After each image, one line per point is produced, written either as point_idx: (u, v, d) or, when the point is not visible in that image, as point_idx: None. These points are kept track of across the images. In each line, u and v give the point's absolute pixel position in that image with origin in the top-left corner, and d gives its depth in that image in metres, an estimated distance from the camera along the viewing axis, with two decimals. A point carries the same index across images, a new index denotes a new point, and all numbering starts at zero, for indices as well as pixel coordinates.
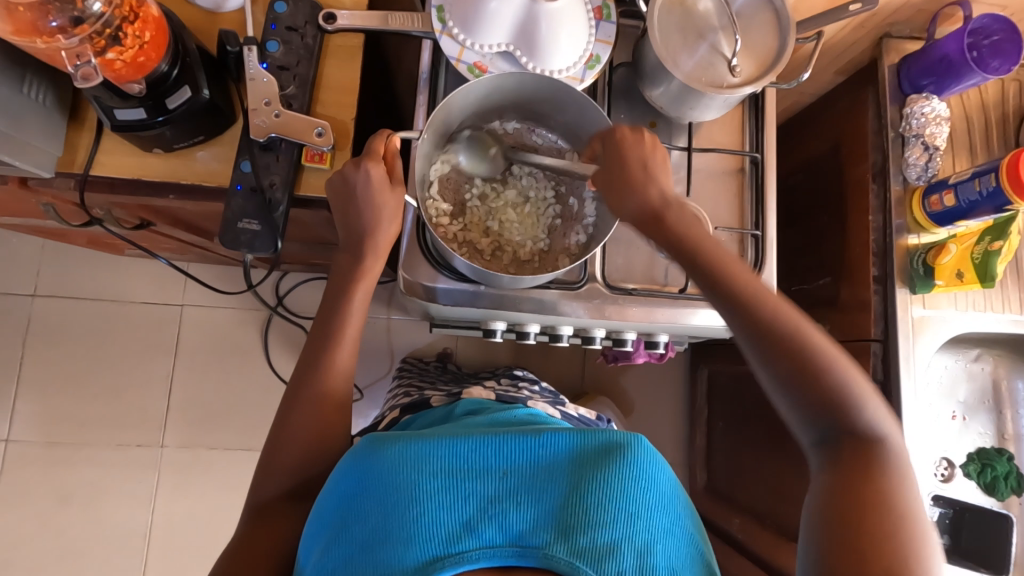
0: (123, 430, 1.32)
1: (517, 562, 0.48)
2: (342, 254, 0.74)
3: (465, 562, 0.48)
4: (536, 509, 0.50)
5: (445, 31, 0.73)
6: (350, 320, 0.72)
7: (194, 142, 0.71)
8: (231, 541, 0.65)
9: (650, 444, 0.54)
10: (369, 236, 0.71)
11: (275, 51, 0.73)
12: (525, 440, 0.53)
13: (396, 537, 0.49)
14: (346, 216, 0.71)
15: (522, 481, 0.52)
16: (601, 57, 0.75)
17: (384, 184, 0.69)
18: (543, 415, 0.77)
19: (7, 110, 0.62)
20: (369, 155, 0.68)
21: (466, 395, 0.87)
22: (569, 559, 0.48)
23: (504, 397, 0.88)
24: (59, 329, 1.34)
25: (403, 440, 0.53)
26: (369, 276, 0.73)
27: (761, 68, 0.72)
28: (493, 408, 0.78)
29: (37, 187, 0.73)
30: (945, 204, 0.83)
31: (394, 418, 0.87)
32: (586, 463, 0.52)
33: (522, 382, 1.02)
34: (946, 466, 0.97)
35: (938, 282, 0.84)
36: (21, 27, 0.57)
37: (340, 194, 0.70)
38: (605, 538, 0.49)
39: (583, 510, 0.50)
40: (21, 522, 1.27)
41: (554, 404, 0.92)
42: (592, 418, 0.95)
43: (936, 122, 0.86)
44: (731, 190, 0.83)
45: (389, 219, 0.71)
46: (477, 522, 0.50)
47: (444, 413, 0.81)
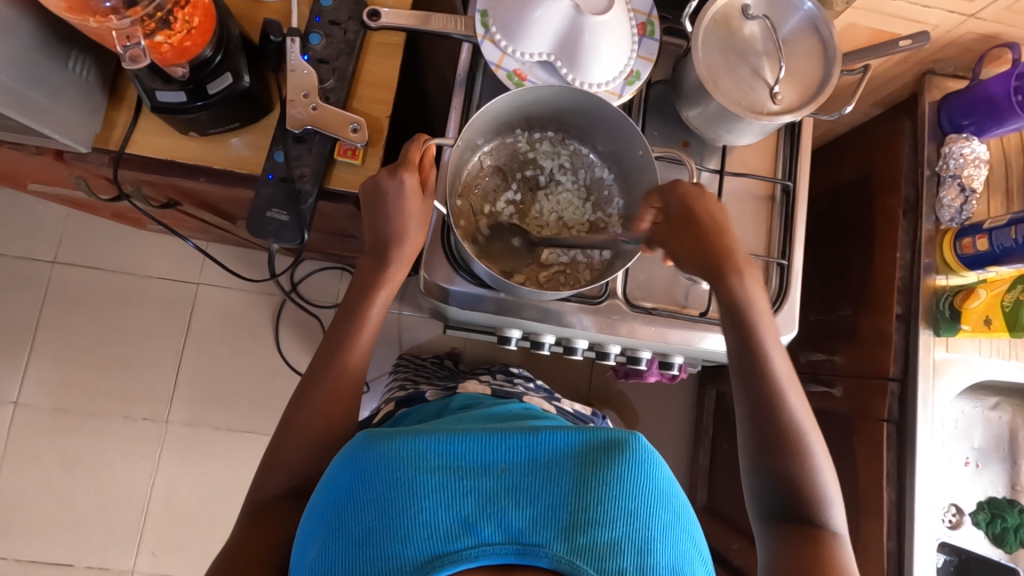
0: (130, 402, 1.33)
1: (516, 561, 0.47)
2: (365, 257, 0.75)
3: (465, 560, 0.47)
4: (535, 508, 0.49)
5: (487, 36, 0.72)
6: (369, 324, 0.73)
7: (230, 128, 0.71)
8: (227, 543, 0.64)
9: (648, 441, 0.54)
10: (395, 243, 0.72)
11: (317, 44, 0.73)
12: (523, 437, 0.53)
13: (393, 533, 0.48)
14: (376, 219, 0.71)
15: (521, 478, 0.51)
16: (642, 74, 0.75)
17: (415, 192, 0.69)
18: (537, 411, 0.78)
19: (52, 83, 0.63)
20: (404, 163, 0.69)
21: (460, 390, 0.87)
22: (569, 558, 0.47)
23: (498, 391, 0.88)
24: (77, 298, 1.35)
25: (400, 435, 0.53)
26: (391, 283, 0.74)
27: (803, 96, 0.71)
28: (485, 404, 0.80)
29: (72, 160, 0.74)
30: (977, 248, 0.81)
31: (389, 411, 0.88)
32: (585, 459, 0.52)
33: (516, 378, 1.02)
34: (954, 512, 0.95)
35: (964, 327, 0.83)
36: (74, 5, 0.59)
37: (370, 196, 0.70)
38: (605, 538, 0.48)
39: (582, 508, 0.49)
40: (24, 485, 1.29)
41: (548, 400, 0.92)
42: (587, 414, 0.95)
43: (975, 163, 0.84)
44: (760, 216, 0.82)
45: (415, 228, 0.72)
46: (475, 519, 0.49)
47: (439, 408, 0.82)
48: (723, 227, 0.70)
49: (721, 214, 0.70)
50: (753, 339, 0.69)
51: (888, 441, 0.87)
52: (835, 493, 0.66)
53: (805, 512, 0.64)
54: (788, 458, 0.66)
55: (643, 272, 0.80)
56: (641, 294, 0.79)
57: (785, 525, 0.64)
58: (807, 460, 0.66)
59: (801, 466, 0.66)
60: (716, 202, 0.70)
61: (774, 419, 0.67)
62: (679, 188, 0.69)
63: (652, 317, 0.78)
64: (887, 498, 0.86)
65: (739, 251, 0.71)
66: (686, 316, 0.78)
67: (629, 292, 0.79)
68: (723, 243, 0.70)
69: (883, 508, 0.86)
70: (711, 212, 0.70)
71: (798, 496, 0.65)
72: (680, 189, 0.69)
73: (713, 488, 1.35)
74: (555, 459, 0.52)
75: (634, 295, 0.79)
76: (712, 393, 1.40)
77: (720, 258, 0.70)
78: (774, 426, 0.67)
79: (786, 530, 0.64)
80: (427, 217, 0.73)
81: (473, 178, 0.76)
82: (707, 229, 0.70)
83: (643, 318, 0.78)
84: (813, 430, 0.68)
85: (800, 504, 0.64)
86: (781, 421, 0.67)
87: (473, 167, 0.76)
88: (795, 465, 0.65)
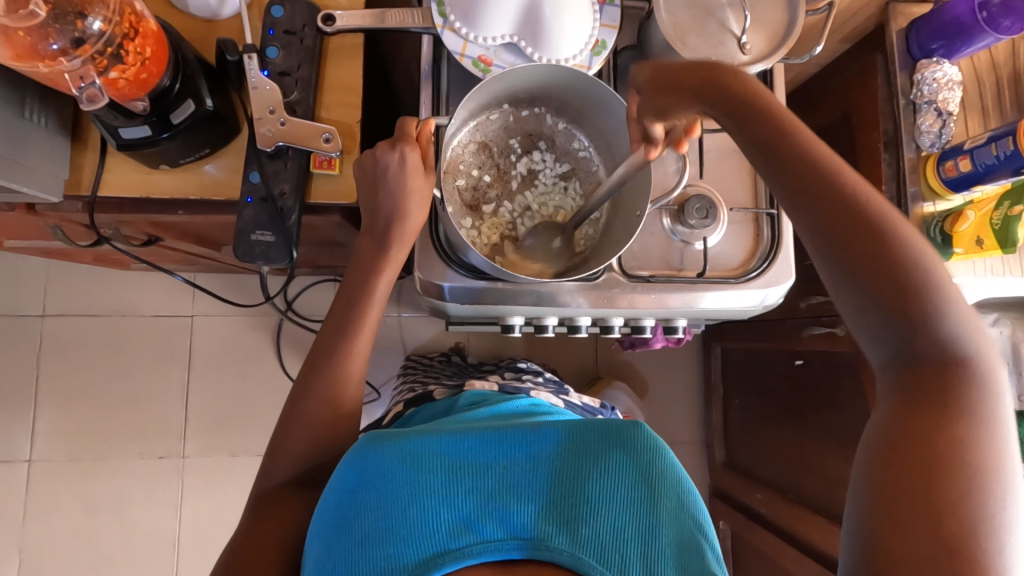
0: (144, 442, 1.33)
1: (519, 557, 0.48)
2: (364, 238, 0.72)
3: (466, 557, 0.47)
4: (537, 502, 0.50)
5: (447, 25, 0.71)
6: (369, 316, 0.71)
7: (201, 155, 0.70)
8: (233, 539, 0.63)
9: (651, 431, 0.55)
10: (395, 223, 0.69)
11: (275, 57, 0.71)
12: (526, 434, 0.54)
13: (395, 534, 0.48)
14: (373, 203, 0.69)
15: (522, 474, 0.52)
16: (608, 43, 0.74)
17: (417, 167, 0.68)
18: (545, 405, 0.77)
19: (11, 136, 0.61)
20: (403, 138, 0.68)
21: (470, 387, 0.87)
22: (572, 552, 0.48)
23: (507, 386, 0.87)
24: (72, 347, 1.34)
25: (403, 436, 0.54)
26: (393, 264, 0.71)
27: (772, 43, 0.70)
28: (495, 399, 0.78)
29: (45, 211, 0.73)
30: (961, 169, 0.82)
31: (399, 412, 0.87)
32: (587, 453, 0.53)
33: (525, 374, 1.01)
34: None
35: (957, 250, 0.84)
36: (21, 52, 0.56)
37: (367, 177, 0.68)
38: (609, 531, 0.49)
39: (582, 502, 0.50)
40: (52, 538, 1.28)
41: (557, 394, 0.91)
42: (597, 406, 0.94)
43: (948, 87, 0.85)
44: (744, 169, 0.82)
45: (419, 208, 0.69)
46: (478, 516, 0.49)
47: (447, 406, 0.81)
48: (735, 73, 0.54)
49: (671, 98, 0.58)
50: (798, 152, 0.49)
51: None
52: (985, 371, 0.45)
53: (931, 350, 0.45)
54: (886, 287, 0.46)
55: (636, 242, 0.80)
56: (637, 263, 0.79)
57: (910, 368, 0.46)
58: (912, 278, 0.45)
59: (909, 289, 0.45)
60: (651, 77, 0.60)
61: (837, 227, 0.47)
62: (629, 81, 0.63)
63: (652, 285, 0.78)
64: None
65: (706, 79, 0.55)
66: (684, 279, 0.78)
67: (624, 262, 0.79)
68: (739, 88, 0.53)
69: None
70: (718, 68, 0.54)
71: (909, 336, 0.46)
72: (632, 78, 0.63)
73: (731, 442, 1.37)
74: (556, 456, 0.53)
75: (630, 265, 0.79)
76: (717, 349, 1.41)
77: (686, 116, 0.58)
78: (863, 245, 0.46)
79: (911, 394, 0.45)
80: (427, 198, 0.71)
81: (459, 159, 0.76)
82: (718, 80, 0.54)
83: (642, 287, 0.77)
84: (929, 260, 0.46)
85: (922, 340, 0.46)
86: (870, 245, 0.46)
87: (457, 148, 0.75)
88: (910, 315, 0.45)
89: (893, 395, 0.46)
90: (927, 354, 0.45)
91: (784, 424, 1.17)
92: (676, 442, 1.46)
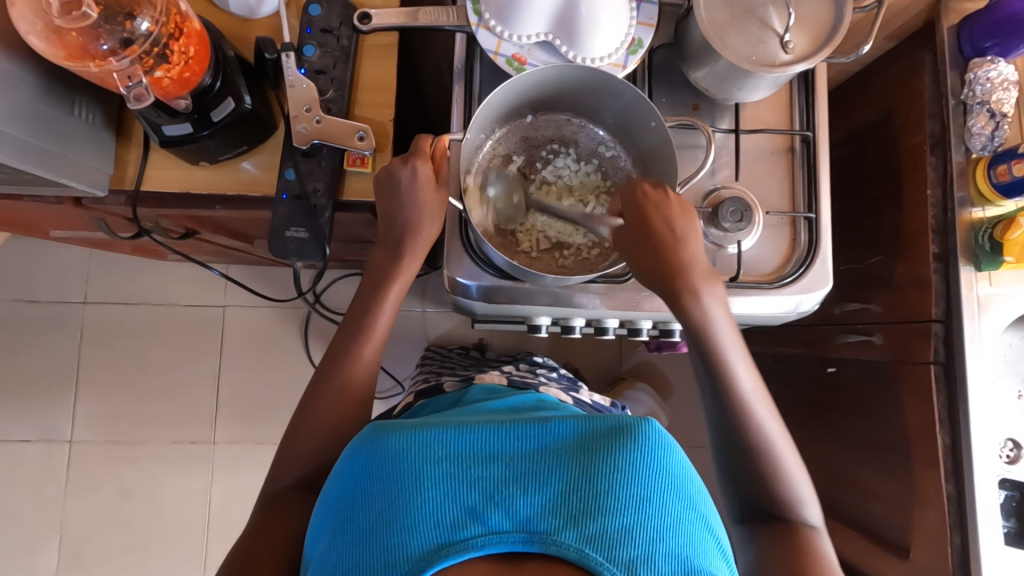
0: (177, 428, 1.37)
1: (525, 549, 0.48)
2: (380, 247, 0.75)
3: (472, 549, 0.47)
4: (543, 495, 0.50)
5: (481, 23, 0.71)
6: (380, 320, 0.73)
7: (239, 152, 0.71)
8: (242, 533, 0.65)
9: (659, 425, 0.54)
10: (409, 234, 0.72)
11: (311, 55, 0.72)
12: (533, 426, 0.53)
13: (402, 523, 0.49)
14: (388, 212, 0.71)
15: (529, 465, 0.51)
16: (644, 41, 0.72)
17: (428, 182, 0.70)
18: (552, 402, 0.77)
19: (61, 132, 0.63)
20: (416, 154, 0.70)
21: (478, 380, 0.86)
22: (578, 545, 0.47)
23: (515, 381, 0.87)
24: (111, 334, 1.39)
25: (409, 427, 0.54)
26: (405, 275, 0.74)
27: (816, 41, 0.68)
28: (506, 392, 0.79)
29: (90, 204, 0.75)
30: (1014, 174, 0.79)
31: (408, 403, 0.88)
32: (595, 446, 0.52)
33: (539, 368, 1.01)
34: (1011, 447, 0.93)
35: (1007, 258, 0.79)
36: (72, 51, 0.59)
37: (384, 190, 0.70)
38: (615, 525, 0.48)
39: (589, 496, 0.49)
40: (90, 516, 1.34)
41: (567, 391, 0.90)
42: (606, 404, 0.93)
43: (1003, 87, 0.81)
44: (781, 170, 0.80)
45: (432, 219, 0.71)
46: (483, 507, 0.49)
47: (455, 399, 0.82)
48: (671, 242, 0.67)
49: (674, 228, 0.66)
50: (713, 354, 0.69)
51: (936, 384, 0.85)
52: (808, 491, 0.68)
53: (786, 520, 0.66)
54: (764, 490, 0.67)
55: None
56: None
57: (758, 523, 0.68)
58: (779, 469, 0.67)
59: (773, 476, 0.67)
60: (674, 208, 0.66)
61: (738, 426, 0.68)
62: (639, 192, 0.66)
63: None
64: (941, 441, 0.84)
65: (697, 263, 0.68)
66: None
67: None
68: (676, 262, 0.67)
69: (938, 451, 0.84)
70: (656, 229, 0.66)
71: (767, 492, 0.67)
72: (640, 193, 0.66)
73: None
74: (564, 448, 0.52)
75: None
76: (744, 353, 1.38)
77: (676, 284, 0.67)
78: (740, 472, 0.68)
79: (767, 538, 0.66)
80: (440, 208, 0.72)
81: (486, 165, 0.75)
82: (656, 253, 0.67)
83: None
84: (768, 407, 0.69)
85: (777, 503, 0.67)
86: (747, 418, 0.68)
87: (485, 154, 0.75)
88: (757, 454, 0.67)
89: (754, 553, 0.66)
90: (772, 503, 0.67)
91: (815, 431, 1.14)
92: (700, 445, 1.43)
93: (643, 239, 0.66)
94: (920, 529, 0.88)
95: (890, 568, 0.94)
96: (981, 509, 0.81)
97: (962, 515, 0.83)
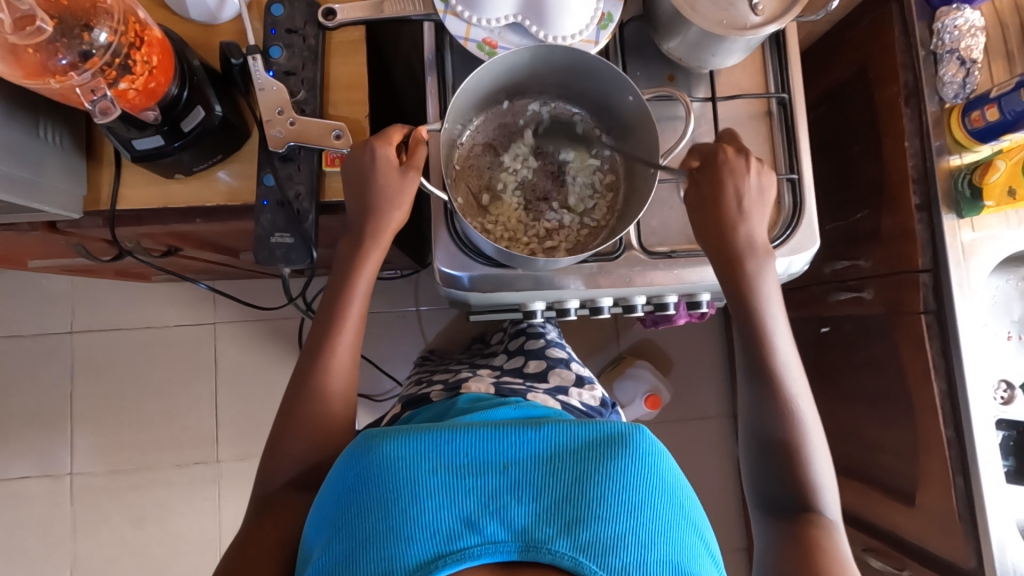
0: (180, 449, 1.36)
1: (519, 559, 0.48)
2: (346, 237, 0.73)
3: (467, 559, 0.48)
4: (537, 504, 0.50)
5: (448, 10, 0.70)
6: (353, 308, 0.72)
7: (214, 162, 0.70)
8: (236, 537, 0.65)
9: (651, 433, 0.55)
10: (371, 217, 0.70)
11: (279, 57, 0.70)
12: (526, 432, 0.53)
13: (397, 534, 0.48)
14: (355, 199, 0.69)
15: (523, 473, 0.52)
16: (614, 15, 0.72)
17: (390, 164, 0.68)
18: (542, 412, 0.75)
19: (27, 156, 0.61)
20: (381, 138, 0.67)
21: (465, 388, 0.84)
22: (572, 555, 0.48)
23: (503, 387, 0.85)
24: (103, 362, 1.37)
25: (401, 434, 0.53)
26: (370, 261, 0.72)
27: (785, 1, 0.68)
28: (493, 402, 0.77)
29: (66, 229, 0.74)
30: (988, 119, 0.80)
31: (396, 415, 0.87)
32: (591, 453, 0.52)
33: (528, 343, 0.99)
34: (1005, 389, 0.92)
35: (988, 203, 0.81)
36: (31, 70, 0.57)
37: (351, 178, 0.68)
38: (608, 534, 0.49)
39: (582, 505, 0.50)
40: (100, 547, 1.32)
41: (554, 394, 0.88)
42: (597, 405, 0.91)
43: (971, 33, 0.82)
44: (761, 134, 0.80)
45: (399, 203, 0.69)
46: (478, 516, 0.49)
47: (444, 409, 0.79)
48: (733, 221, 0.70)
49: (740, 198, 0.69)
50: (761, 339, 0.71)
51: (929, 333, 0.86)
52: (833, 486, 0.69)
53: (806, 497, 0.67)
54: (785, 462, 0.69)
55: (657, 217, 0.78)
56: (657, 240, 0.78)
57: (779, 508, 0.68)
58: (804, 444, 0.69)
59: (799, 450, 0.69)
60: (744, 180, 0.70)
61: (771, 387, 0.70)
62: (719, 154, 0.69)
63: (674, 260, 0.76)
64: (938, 388, 0.86)
65: (755, 235, 0.70)
66: None
67: (644, 240, 0.78)
68: (731, 233, 0.70)
69: (936, 398, 0.86)
70: (726, 203, 0.69)
71: (790, 468, 0.68)
72: (720, 155, 0.69)
73: None
74: (559, 454, 0.53)
75: (650, 242, 0.78)
76: None
77: (732, 243, 0.70)
78: (771, 449, 0.69)
79: (785, 514, 0.67)
80: (411, 189, 0.70)
81: (466, 157, 0.75)
82: (716, 227, 0.70)
83: (665, 263, 0.76)
84: (807, 404, 0.71)
85: (804, 494, 0.67)
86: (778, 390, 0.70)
87: (465, 144, 0.75)
88: (794, 449, 0.69)
89: (771, 525, 0.68)
90: (793, 479, 0.68)
91: (815, 391, 1.15)
92: (704, 416, 1.45)
93: (710, 199, 0.70)
94: (926, 476, 0.89)
95: (899, 518, 0.96)
96: (982, 450, 0.83)
97: (964, 459, 0.84)
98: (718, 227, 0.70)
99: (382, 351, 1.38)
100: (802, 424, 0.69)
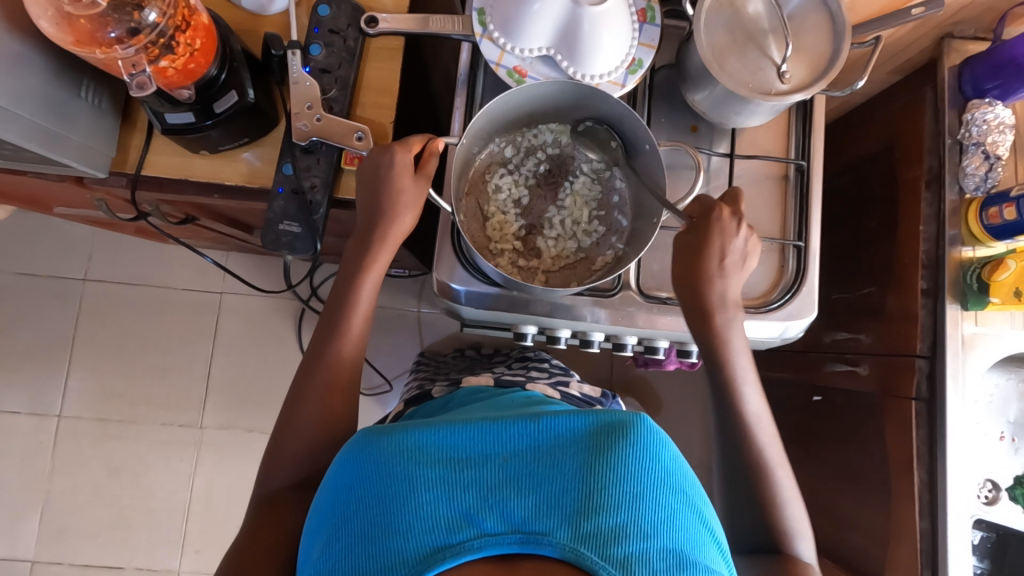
0: (166, 410, 1.38)
1: (520, 550, 0.48)
2: (353, 237, 0.74)
3: (466, 552, 0.47)
4: (537, 497, 0.50)
5: (485, 34, 0.72)
6: (358, 311, 0.73)
7: (240, 144, 0.73)
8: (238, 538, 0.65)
9: (655, 423, 0.55)
10: (384, 223, 0.71)
11: (318, 54, 0.73)
12: (525, 424, 0.54)
13: (395, 528, 0.49)
14: (373, 201, 0.70)
15: (522, 466, 0.52)
16: (644, 62, 0.74)
17: (406, 169, 0.69)
18: (540, 397, 0.79)
19: (65, 113, 0.64)
20: (402, 144, 0.69)
21: (466, 382, 0.88)
22: (574, 545, 0.48)
23: (503, 380, 0.88)
24: (108, 313, 1.40)
25: (400, 429, 0.55)
26: (378, 266, 0.74)
27: (813, 73, 0.69)
28: (493, 393, 0.81)
29: (92, 185, 0.77)
30: (1005, 218, 0.78)
31: (399, 412, 0.88)
32: (591, 444, 0.53)
33: (531, 360, 1.01)
34: (990, 488, 0.88)
35: (993, 299, 0.80)
36: (81, 38, 0.60)
37: (369, 178, 0.70)
38: (611, 523, 0.49)
39: (586, 495, 0.50)
40: (73, 492, 1.35)
41: (555, 385, 0.90)
42: (597, 397, 0.92)
43: (999, 129, 0.82)
44: (774, 197, 0.81)
45: (407, 209, 0.71)
46: (477, 510, 0.49)
47: (444, 402, 0.83)
48: (712, 271, 0.69)
49: (725, 257, 0.68)
50: (727, 379, 0.71)
51: (917, 420, 0.85)
52: (802, 520, 0.70)
53: (778, 540, 0.68)
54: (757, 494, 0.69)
55: (658, 261, 0.79)
56: (655, 284, 0.79)
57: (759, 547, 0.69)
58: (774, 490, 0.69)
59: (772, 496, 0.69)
60: (733, 241, 0.68)
61: (737, 428, 0.71)
62: (715, 215, 0.67)
63: (668, 307, 0.77)
64: (918, 477, 0.84)
65: (730, 292, 0.70)
66: None
67: (642, 283, 0.79)
68: (707, 292, 0.69)
69: (914, 487, 0.85)
70: (709, 258, 0.68)
71: (764, 507, 0.69)
72: (716, 215, 0.67)
73: None
74: (558, 445, 0.53)
75: (648, 286, 0.79)
76: None
77: (704, 299, 0.69)
78: (743, 490, 0.70)
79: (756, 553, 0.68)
80: (419, 196, 0.71)
81: (483, 174, 0.77)
82: (695, 274, 0.69)
83: (658, 308, 0.77)
84: (776, 445, 0.71)
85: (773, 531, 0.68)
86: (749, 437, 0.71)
87: (483, 163, 0.77)
88: (766, 481, 0.69)
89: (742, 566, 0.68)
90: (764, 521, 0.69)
91: (798, 457, 1.14)
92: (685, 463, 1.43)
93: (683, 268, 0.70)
94: (892, 562, 0.88)
95: None
96: (953, 549, 0.81)
97: (934, 552, 0.83)
98: (687, 279, 0.70)
99: (377, 346, 1.40)
100: (772, 469, 0.70)
